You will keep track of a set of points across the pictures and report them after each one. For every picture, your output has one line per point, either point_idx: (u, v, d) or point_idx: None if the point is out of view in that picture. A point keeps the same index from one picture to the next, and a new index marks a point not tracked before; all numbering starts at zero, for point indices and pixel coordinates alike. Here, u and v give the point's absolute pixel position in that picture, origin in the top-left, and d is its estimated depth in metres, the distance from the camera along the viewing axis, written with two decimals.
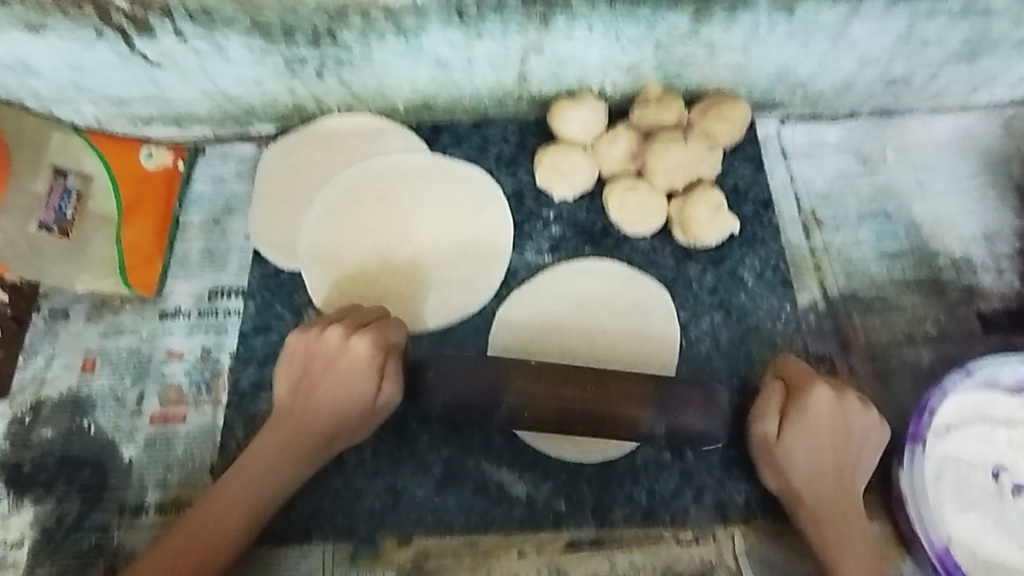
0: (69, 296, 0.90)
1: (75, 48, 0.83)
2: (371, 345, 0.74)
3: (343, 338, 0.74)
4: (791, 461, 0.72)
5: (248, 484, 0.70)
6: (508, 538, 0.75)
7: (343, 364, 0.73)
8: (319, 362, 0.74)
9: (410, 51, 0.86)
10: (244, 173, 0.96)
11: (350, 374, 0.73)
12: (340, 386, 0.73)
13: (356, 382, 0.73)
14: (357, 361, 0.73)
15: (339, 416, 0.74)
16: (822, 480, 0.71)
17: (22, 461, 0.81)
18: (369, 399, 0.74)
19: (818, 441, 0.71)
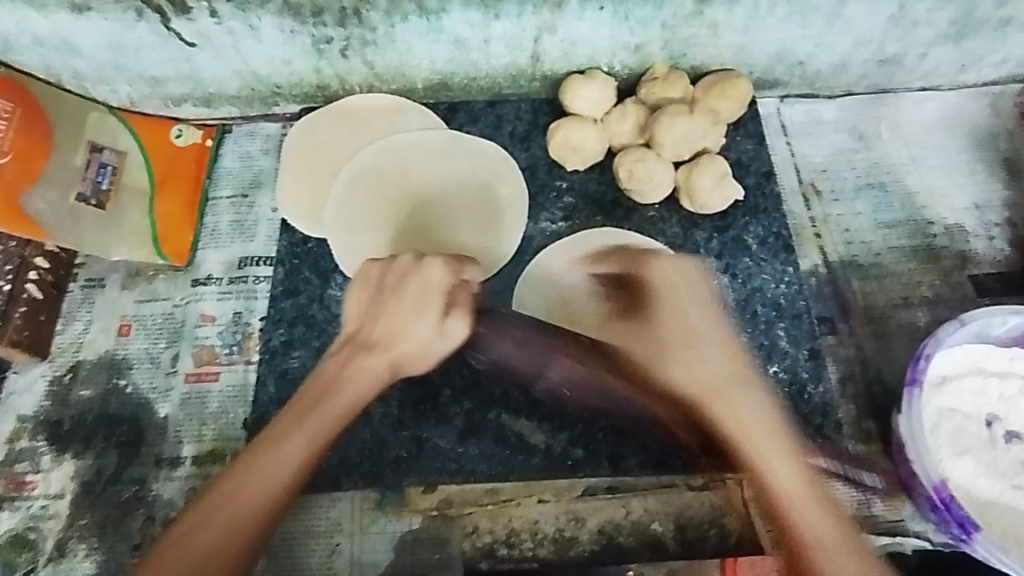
0: (105, 265, 0.94)
1: (116, 28, 0.88)
2: (442, 274, 0.75)
3: (416, 261, 0.75)
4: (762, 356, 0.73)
5: (296, 432, 0.67)
6: (528, 486, 0.79)
7: (406, 298, 0.74)
8: (394, 280, 0.75)
9: (431, 31, 0.91)
10: (271, 150, 1.01)
11: (419, 295, 0.74)
12: (405, 317, 0.73)
13: (423, 312, 0.74)
14: (425, 286, 0.74)
15: (412, 358, 0.74)
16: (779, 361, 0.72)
17: (63, 418, 0.85)
18: (434, 333, 0.74)
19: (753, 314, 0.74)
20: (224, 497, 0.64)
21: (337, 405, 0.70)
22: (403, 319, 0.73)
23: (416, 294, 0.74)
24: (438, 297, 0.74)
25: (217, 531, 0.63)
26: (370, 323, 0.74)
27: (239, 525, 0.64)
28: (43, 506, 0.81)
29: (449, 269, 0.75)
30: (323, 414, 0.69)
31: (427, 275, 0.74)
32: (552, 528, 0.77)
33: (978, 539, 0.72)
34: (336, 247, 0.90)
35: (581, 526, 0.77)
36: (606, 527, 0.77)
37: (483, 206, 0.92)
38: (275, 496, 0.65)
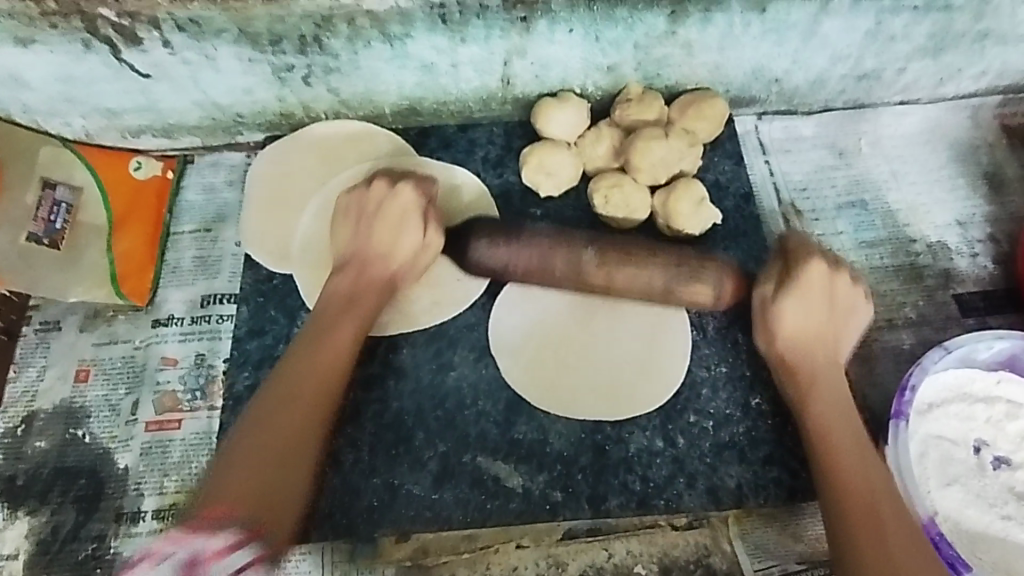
0: (62, 307, 0.90)
1: (65, 61, 0.84)
2: (415, 200, 0.79)
3: (390, 188, 0.79)
4: (787, 322, 0.74)
5: (302, 385, 0.70)
6: (506, 530, 0.76)
7: (383, 223, 0.78)
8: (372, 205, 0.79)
9: (396, 57, 0.88)
10: (235, 181, 0.97)
11: (398, 216, 0.78)
12: (388, 236, 0.77)
13: (403, 231, 0.78)
14: (403, 206, 0.78)
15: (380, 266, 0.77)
16: (807, 338, 0.74)
17: (17, 473, 0.81)
18: (416, 249, 0.78)
19: (812, 296, 0.75)
20: (244, 452, 0.65)
21: (336, 346, 0.73)
22: (385, 243, 0.77)
23: (388, 222, 0.78)
24: (417, 215, 0.78)
25: (241, 489, 0.64)
26: (359, 239, 0.78)
27: (263, 478, 0.65)
28: None
29: (420, 199, 0.79)
30: (323, 364, 0.71)
31: (404, 197, 0.79)
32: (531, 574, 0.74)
33: None
34: (305, 284, 0.87)
35: (562, 571, 0.75)
36: (588, 571, 0.75)
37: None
38: (287, 439, 0.67)
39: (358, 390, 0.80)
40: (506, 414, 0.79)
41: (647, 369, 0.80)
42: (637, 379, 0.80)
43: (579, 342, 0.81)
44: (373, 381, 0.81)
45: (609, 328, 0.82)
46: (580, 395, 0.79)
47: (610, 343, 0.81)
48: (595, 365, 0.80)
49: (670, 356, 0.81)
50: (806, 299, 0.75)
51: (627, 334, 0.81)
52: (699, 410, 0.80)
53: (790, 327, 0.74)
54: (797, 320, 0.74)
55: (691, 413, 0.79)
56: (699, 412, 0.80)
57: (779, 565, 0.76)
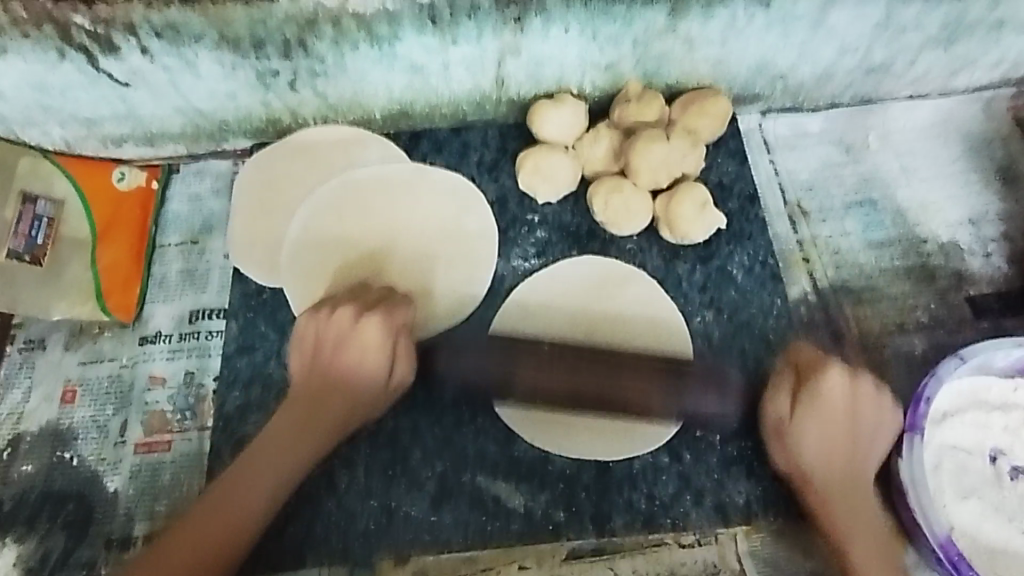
0: (46, 325, 0.87)
1: (39, 69, 0.80)
2: (384, 327, 0.72)
3: (354, 320, 0.72)
4: (803, 452, 0.70)
5: (286, 430, 0.70)
6: (507, 552, 0.73)
7: (354, 343, 0.71)
8: (332, 336, 0.72)
9: (385, 59, 0.84)
10: (221, 189, 0.94)
11: (361, 354, 0.71)
12: (355, 357, 0.71)
13: (369, 358, 0.71)
14: (368, 340, 0.71)
15: (356, 387, 0.71)
16: (834, 472, 0.70)
17: (3, 498, 0.79)
18: (385, 383, 0.72)
19: (833, 429, 0.70)
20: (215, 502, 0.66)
21: (298, 447, 0.70)
22: (348, 364, 0.71)
23: (358, 351, 0.71)
24: (383, 353, 0.71)
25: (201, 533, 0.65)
26: (317, 362, 0.72)
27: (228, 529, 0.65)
28: None
29: (388, 325, 0.72)
30: (292, 439, 0.70)
31: (369, 333, 0.71)
32: None
33: None
34: (295, 297, 0.84)
35: None
36: None
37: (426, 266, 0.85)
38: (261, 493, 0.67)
39: None
40: (506, 431, 0.77)
41: (648, 410, 0.75)
42: (636, 417, 0.76)
43: (579, 373, 0.75)
44: None
45: (611, 361, 0.76)
46: (575, 415, 0.77)
47: (613, 370, 0.75)
48: (595, 401, 0.75)
49: (675, 400, 0.75)
50: (828, 449, 0.70)
51: (631, 366, 0.76)
52: (704, 424, 0.78)
53: (807, 455, 0.71)
54: (811, 442, 0.70)
55: (697, 426, 0.77)
56: (705, 425, 0.78)
57: None
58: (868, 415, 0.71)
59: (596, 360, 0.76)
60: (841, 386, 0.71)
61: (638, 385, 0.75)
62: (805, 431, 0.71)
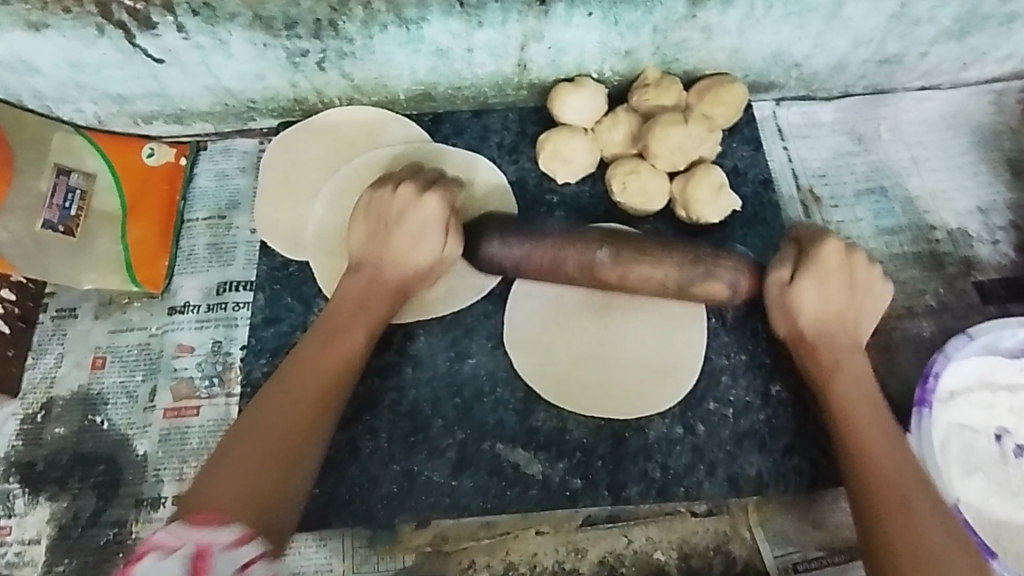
0: (76, 295, 0.90)
1: (76, 46, 0.83)
2: (443, 203, 0.77)
3: (415, 194, 0.77)
4: (806, 305, 0.74)
5: (279, 406, 0.67)
6: (526, 518, 0.76)
7: (416, 214, 0.76)
8: (393, 212, 0.77)
9: (411, 41, 0.86)
10: (247, 167, 0.96)
11: (419, 225, 0.76)
12: (405, 243, 0.76)
13: (427, 236, 0.76)
14: (426, 215, 0.76)
15: (407, 250, 0.76)
16: (829, 322, 0.74)
17: (36, 459, 0.81)
18: (436, 255, 0.77)
19: (835, 284, 0.74)
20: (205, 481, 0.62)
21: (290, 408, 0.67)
22: (404, 254, 0.76)
23: (421, 219, 0.76)
24: (439, 225, 0.77)
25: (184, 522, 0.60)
26: (371, 243, 0.77)
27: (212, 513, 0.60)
28: (17, 554, 0.77)
29: (445, 200, 0.77)
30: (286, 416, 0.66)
31: (428, 206, 0.76)
32: (551, 561, 0.75)
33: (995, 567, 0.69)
34: (320, 271, 0.86)
35: (582, 557, 0.76)
36: (607, 558, 0.76)
37: (439, 245, 0.84)
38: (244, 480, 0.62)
39: (375, 378, 0.80)
40: (524, 402, 0.79)
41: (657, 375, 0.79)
42: (647, 378, 0.79)
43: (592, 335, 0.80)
44: (389, 369, 0.80)
45: (622, 326, 0.80)
46: (588, 384, 0.79)
47: (628, 335, 0.80)
48: (608, 365, 0.79)
49: (688, 360, 0.80)
50: (829, 291, 0.74)
51: (640, 332, 0.80)
52: (717, 399, 0.80)
53: (811, 310, 0.74)
54: (808, 300, 0.74)
55: (710, 401, 0.79)
56: (718, 400, 0.80)
57: (798, 552, 0.76)
58: (864, 282, 0.76)
59: (611, 322, 0.80)
60: (836, 245, 0.75)
61: (650, 352, 0.80)
62: (816, 295, 0.74)
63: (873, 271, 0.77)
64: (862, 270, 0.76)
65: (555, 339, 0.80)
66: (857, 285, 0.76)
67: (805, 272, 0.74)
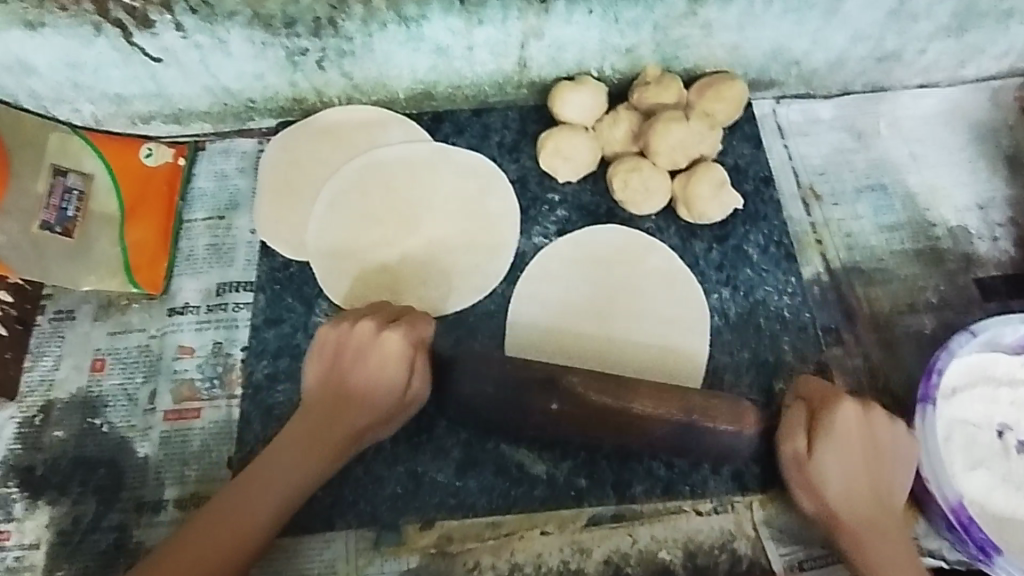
0: (74, 297, 0.89)
1: (73, 45, 0.82)
2: (405, 341, 0.73)
3: (374, 332, 0.73)
4: (824, 484, 0.70)
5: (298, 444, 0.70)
6: (531, 517, 0.75)
7: (373, 353, 0.72)
8: (350, 356, 0.73)
9: (411, 39, 0.86)
10: (246, 168, 0.95)
11: (379, 365, 0.72)
12: (365, 389, 0.72)
13: (387, 375, 0.73)
14: (385, 358, 0.72)
15: (386, 404, 0.73)
16: (862, 504, 0.70)
17: (35, 463, 0.81)
18: (397, 399, 0.73)
19: (852, 454, 0.70)
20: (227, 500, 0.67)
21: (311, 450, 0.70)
22: (374, 368, 0.72)
23: (379, 358, 0.72)
24: (403, 364, 0.73)
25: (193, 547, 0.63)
26: (342, 375, 0.72)
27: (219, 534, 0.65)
28: (17, 558, 0.77)
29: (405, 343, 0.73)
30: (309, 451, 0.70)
31: (386, 348, 0.72)
32: (556, 561, 0.74)
33: (999, 562, 0.69)
34: (321, 271, 0.86)
35: (587, 557, 0.74)
36: (613, 557, 0.74)
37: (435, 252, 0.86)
38: (260, 505, 0.67)
39: None
40: None
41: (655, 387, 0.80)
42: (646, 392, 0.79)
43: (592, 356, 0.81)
44: None
45: (617, 347, 0.82)
46: None
47: (627, 354, 0.81)
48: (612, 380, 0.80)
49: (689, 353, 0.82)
50: (844, 478, 0.70)
51: (638, 345, 0.82)
52: (721, 396, 0.80)
53: (829, 485, 0.70)
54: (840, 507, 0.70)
55: None
56: None
57: (804, 549, 0.76)
58: (888, 441, 0.72)
59: (612, 341, 0.82)
60: (851, 406, 0.71)
61: (647, 359, 0.81)
62: (828, 479, 0.70)
63: (897, 432, 0.72)
64: (881, 430, 0.72)
65: (557, 352, 0.81)
66: (877, 452, 0.71)
67: (821, 444, 0.70)
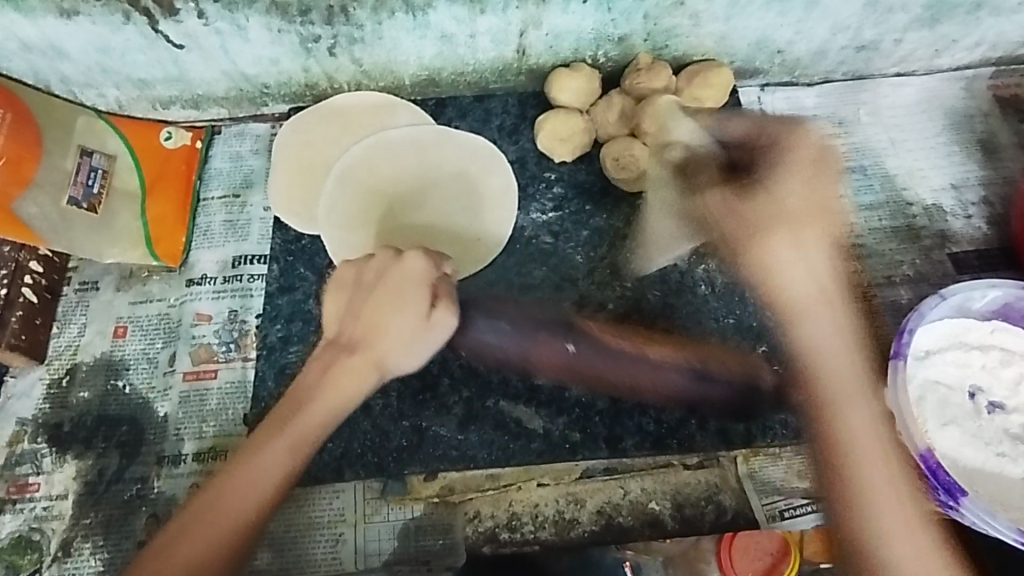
0: (98, 268, 0.94)
1: (104, 32, 0.88)
2: (427, 264, 0.70)
3: (395, 256, 0.70)
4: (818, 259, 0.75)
5: (265, 457, 0.66)
6: (528, 470, 0.81)
7: (393, 282, 0.69)
8: (372, 273, 0.70)
9: (417, 27, 0.92)
10: (261, 150, 1.01)
11: (399, 288, 0.69)
12: (383, 318, 0.68)
13: (407, 305, 0.68)
14: (405, 279, 0.69)
15: (398, 356, 0.69)
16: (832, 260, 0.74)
17: (62, 420, 0.86)
18: (416, 330, 0.69)
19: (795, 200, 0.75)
20: (202, 509, 0.64)
21: (269, 463, 0.66)
22: (385, 321, 0.68)
23: (399, 279, 0.69)
24: (421, 288, 0.69)
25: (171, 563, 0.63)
26: (352, 314, 0.70)
27: (197, 551, 0.63)
28: (45, 508, 0.82)
29: (429, 260, 0.71)
30: (265, 467, 0.66)
31: (407, 268, 0.69)
32: (552, 511, 0.80)
33: (965, 503, 0.75)
34: (331, 243, 0.91)
35: (581, 508, 0.80)
36: (605, 507, 0.80)
37: (447, 219, 0.91)
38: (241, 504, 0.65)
39: None
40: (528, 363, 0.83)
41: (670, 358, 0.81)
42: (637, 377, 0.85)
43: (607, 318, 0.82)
44: None
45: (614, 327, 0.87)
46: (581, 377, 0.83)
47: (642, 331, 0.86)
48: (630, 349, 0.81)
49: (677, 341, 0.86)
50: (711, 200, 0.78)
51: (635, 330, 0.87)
52: None
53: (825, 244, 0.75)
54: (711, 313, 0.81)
55: None
56: None
57: (784, 500, 0.81)
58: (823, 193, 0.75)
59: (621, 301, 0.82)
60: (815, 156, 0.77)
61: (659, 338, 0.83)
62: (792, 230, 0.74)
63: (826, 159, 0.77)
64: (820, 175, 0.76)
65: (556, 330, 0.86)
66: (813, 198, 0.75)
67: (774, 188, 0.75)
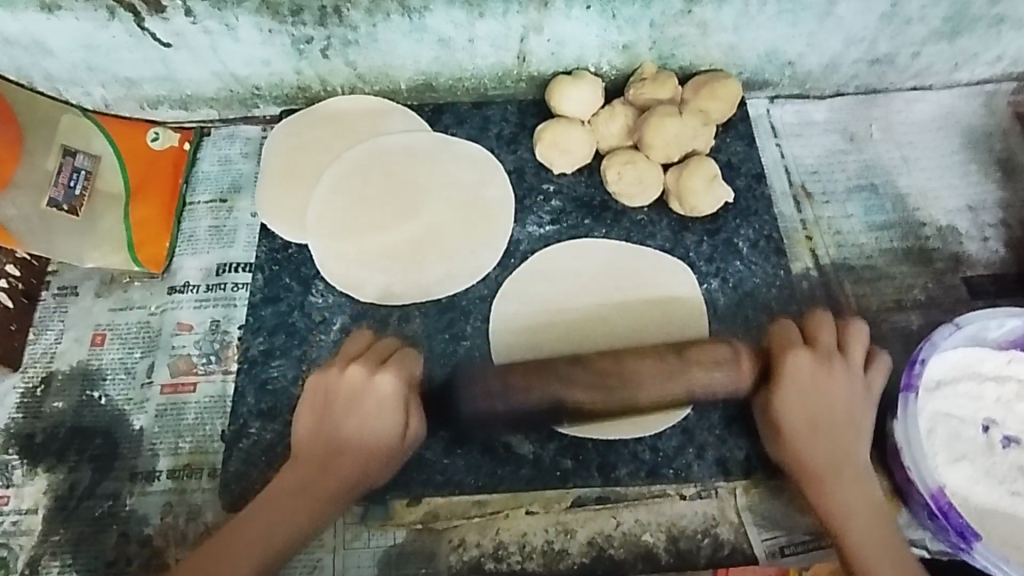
0: (78, 273, 0.91)
1: (88, 28, 0.85)
2: (398, 380, 0.72)
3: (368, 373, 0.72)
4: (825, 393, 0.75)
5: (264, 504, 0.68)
6: (517, 496, 0.77)
7: (366, 399, 0.71)
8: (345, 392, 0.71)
9: (414, 30, 0.89)
10: (250, 154, 0.98)
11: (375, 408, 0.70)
12: (365, 422, 0.70)
13: (382, 414, 0.70)
14: (380, 399, 0.71)
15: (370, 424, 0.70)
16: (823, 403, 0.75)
17: (35, 431, 0.82)
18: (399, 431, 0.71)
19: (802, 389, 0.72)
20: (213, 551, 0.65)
21: (269, 509, 0.67)
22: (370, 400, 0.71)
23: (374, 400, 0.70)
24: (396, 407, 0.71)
25: None
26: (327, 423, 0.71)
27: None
28: (14, 522, 0.78)
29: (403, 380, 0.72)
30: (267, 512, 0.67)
31: (381, 389, 0.71)
32: (541, 540, 0.76)
33: (979, 547, 0.71)
34: (319, 253, 0.87)
35: (571, 538, 0.76)
36: (597, 538, 0.76)
37: (435, 236, 0.88)
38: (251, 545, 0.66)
39: None
40: None
41: None
42: (631, 406, 0.79)
43: (589, 328, 0.83)
44: None
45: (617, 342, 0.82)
46: None
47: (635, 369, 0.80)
48: None
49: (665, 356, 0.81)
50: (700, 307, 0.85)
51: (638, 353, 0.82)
52: None
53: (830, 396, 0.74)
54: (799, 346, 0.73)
55: None
56: None
57: (785, 536, 0.77)
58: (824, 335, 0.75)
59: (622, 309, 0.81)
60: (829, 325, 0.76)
61: None
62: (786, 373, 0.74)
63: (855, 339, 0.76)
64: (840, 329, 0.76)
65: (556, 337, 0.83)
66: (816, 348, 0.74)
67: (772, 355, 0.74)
